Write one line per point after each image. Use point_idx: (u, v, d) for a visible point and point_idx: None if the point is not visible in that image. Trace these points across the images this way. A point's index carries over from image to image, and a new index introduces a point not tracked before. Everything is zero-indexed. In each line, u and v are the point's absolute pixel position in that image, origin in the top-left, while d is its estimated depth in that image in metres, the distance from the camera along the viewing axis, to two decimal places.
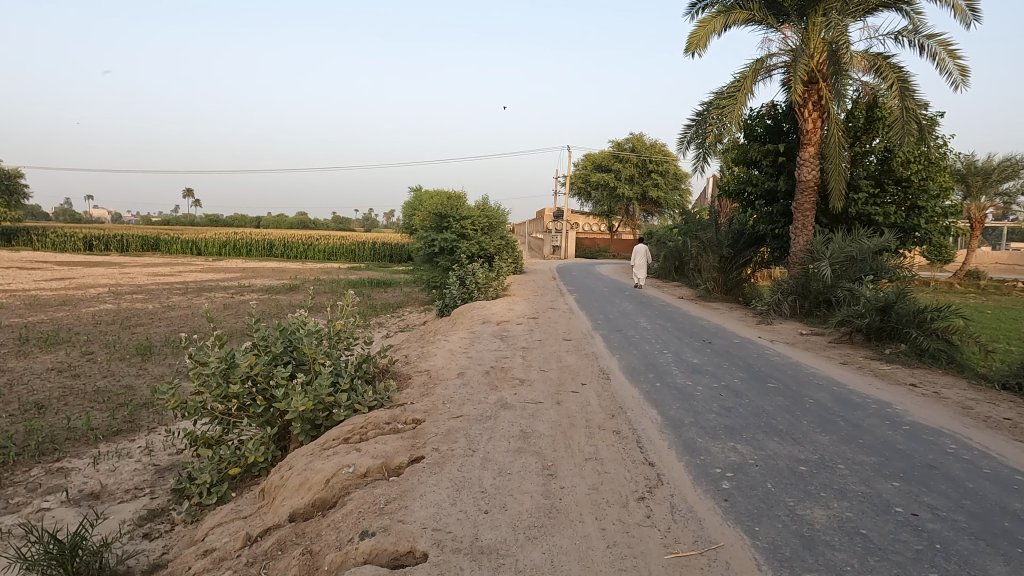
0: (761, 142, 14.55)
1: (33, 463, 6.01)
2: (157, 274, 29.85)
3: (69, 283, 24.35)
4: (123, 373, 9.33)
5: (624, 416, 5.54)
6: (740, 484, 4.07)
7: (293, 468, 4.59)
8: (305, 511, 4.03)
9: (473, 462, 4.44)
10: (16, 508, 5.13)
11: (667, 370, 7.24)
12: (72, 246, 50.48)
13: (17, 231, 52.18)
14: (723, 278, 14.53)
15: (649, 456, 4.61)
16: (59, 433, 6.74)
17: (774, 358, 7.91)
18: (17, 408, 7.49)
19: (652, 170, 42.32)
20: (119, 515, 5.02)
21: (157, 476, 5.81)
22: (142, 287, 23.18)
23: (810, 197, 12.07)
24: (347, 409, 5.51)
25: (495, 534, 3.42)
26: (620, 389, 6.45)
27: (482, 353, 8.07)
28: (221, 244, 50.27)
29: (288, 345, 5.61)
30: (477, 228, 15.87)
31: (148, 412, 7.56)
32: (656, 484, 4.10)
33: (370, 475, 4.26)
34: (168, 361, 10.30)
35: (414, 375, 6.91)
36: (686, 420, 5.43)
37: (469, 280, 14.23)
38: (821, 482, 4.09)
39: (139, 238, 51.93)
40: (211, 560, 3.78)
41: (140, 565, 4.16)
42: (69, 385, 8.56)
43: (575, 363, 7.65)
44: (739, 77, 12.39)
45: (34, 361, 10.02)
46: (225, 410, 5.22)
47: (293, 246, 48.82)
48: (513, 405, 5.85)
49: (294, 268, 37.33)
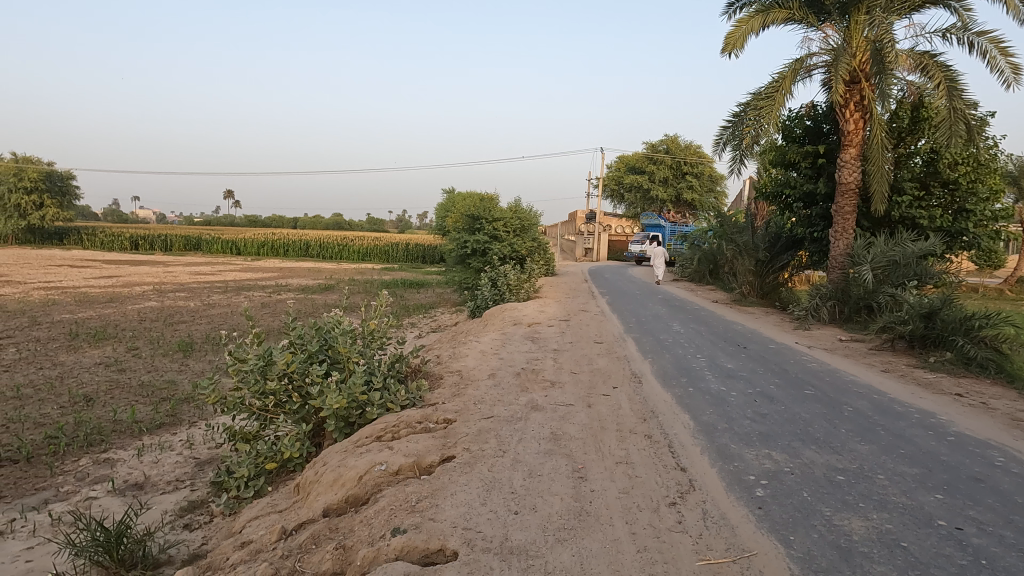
0: (799, 144, 14.13)
1: (81, 453, 6.26)
2: (198, 273, 31.01)
3: (118, 281, 25.40)
4: (166, 368, 9.67)
5: (656, 421, 5.49)
6: (774, 492, 4.01)
7: (327, 464, 4.69)
8: (338, 507, 4.11)
9: (503, 463, 4.46)
10: (66, 496, 5.35)
11: (700, 374, 7.16)
12: (119, 246, 52.56)
13: (68, 231, 54.47)
14: (758, 282, 14.39)
15: (680, 461, 4.57)
16: (105, 425, 7.01)
17: (812, 365, 7.73)
18: (67, 400, 7.82)
19: (686, 171, 42.05)
20: (161, 506, 5.19)
21: (197, 469, 6.00)
22: (183, 285, 24.07)
23: (850, 200, 11.72)
24: (379, 407, 5.58)
25: (524, 534, 3.43)
26: (652, 393, 6.40)
27: (514, 354, 8.12)
28: (259, 245, 51.63)
29: (323, 344, 5.73)
30: (509, 229, 15.95)
31: (189, 406, 7.82)
32: (688, 489, 4.06)
33: (402, 473, 4.33)
34: (208, 357, 10.65)
35: (445, 376, 6.97)
36: (719, 426, 5.35)
37: (500, 281, 14.24)
38: (859, 492, 3.99)
39: (182, 238, 53.69)
40: (249, 552, 3.87)
41: (180, 554, 4.30)
42: (116, 379, 8.92)
43: (606, 366, 7.63)
44: (776, 78, 12.23)
45: (83, 355, 10.44)
46: (262, 406, 5.38)
47: (329, 247, 49.93)
48: (545, 407, 5.86)
49: (328, 268, 38.01)
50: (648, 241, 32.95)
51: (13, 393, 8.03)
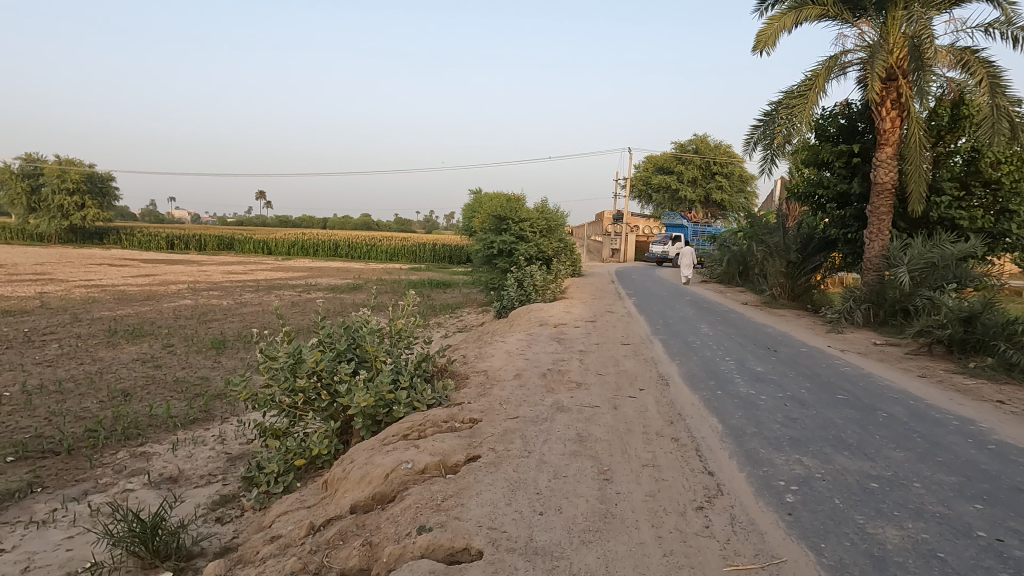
0: (833, 143, 13.80)
1: (119, 446, 6.45)
2: (230, 272, 31.70)
3: (155, 280, 26.10)
4: (199, 365, 9.90)
5: (683, 424, 5.43)
6: (805, 498, 3.93)
7: (354, 461, 4.75)
8: (365, 504, 4.16)
9: (528, 463, 4.46)
10: (104, 488, 5.52)
11: (728, 378, 7.05)
12: (156, 245, 54.05)
13: (108, 231, 56.22)
14: (790, 284, 14.22)
15: (708, 465, 4.51)
16: (142, 420, 7.22)
17: (845, 369, 7.55)
18: (106, 395, 8.06)
19: (716, 171, 41.50)
20: (194, 499, 5.32)
21: (228, 464, 6.13)
22: (216, 284, 24.65)
23: (886, 201, 11.43)
24: (406, 406, 5.63)
25: (549, 535, 3.43)
26: (679, 396, 6.33)
27: (540, 355, 8.11)
28: (289, 244, 52.54)
29: (352, 342, 5.81)
30: (536, 230, 15.95)
31: (222, 402, 8.00)
32: (715, 494, 4.00)
33: (427, 471, 4.36)
34: (239, 354, 10.88)
35: (471, 376, 7.01)
36: (748, 430, 5.26)
37: (527, 281, 14.24)
38: (894, 500, 3.88)
39: (215, 238, 54.92)
40: (278, 546, 3.94)
41: (212, 547, 4.40)
42: (152, 375, 9.17)
43: (633, 367, 7.58)
44: (810, 75, 12.00)
45: (121, 351, 10.76)
46: (292, 403, 5.47)
47: (357, 247, 50.56)
48: (570, 409, 5.84)
49: (356, 268, 38.50)
50: (669, 241, 32.55)
51: (55, 388, 8.31)
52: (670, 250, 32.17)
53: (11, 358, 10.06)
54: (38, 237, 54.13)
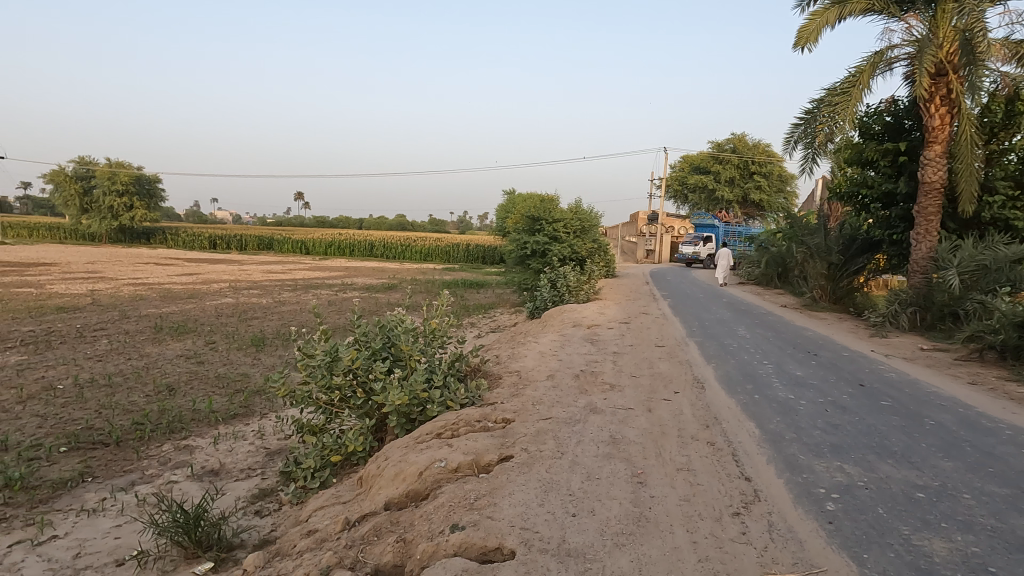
0: (878, 141, 13.36)
1: (164, 439, 6.67)
2: (270, 272, 32.50)
3: (198, 279, 26.94)
4: (240, 362, 10.18)
5: (719, 427, 5.34)
6: (847, 507, 3.81)
7: (389, 459, 4.81)
8: (399, 501, 4.21)
9: (561, 464, 4.45)
10: (150, 479, 5.72)
11: (766, 382, 6.90)
12: (199, 245, 55.75)
13: (154, 231, 58.23)
14: (831, 286, 13.90)
15: (745, 470, 4.42)
16: (186, 414, 7.46)
17: (890, 374, 7.31)
18: (152, 389, 8.36)
19: (754, 171, 40.66)
20: (235, 492, 5.48)
21: (267, 459, 6.28)
22: (257, 283, 25.29)
23: (935, 200, 11.02)
24: (439, 405, 5.68)
25: (582, 537, 3.41)
26: (715, 399, 6.22)
27: (573, 356, 8.09)
28: (327, 244, 53.55)
29: (387, 341, 5.89)
30: (569, 230, 15.89)
31: (261, 398, 8.21)
32: (752, 500, 3.92)
33: (460, 470, 4.39)
34: (278, 352, 11.14)
35: (504, 376, 7.03)
36: (787, 436, 5.14)
37: (560, 282, 14.20)
38: (941, 511, 3.74)
39: (255, 238, 56.33)
40: (314, 540, 4.02)
41: (251, 539, 4.51)
42: (195, 371, 9.46)
43: (667, 370, 7.48)
44: (854, 72, 11.65)
45: (167, 348, 11.14)
46: (328, 400, 5.57)
47: (392, 247, 51.22)
48: (604, 410, 5.80)
49: (391, 268, 39.00)
50: (700, 242, 32.13)
51: (105, 381, 8.65)
52: (701, 251, 31.61)
53: (65, 353, 10.52)
54: (90, 237, 56.41)
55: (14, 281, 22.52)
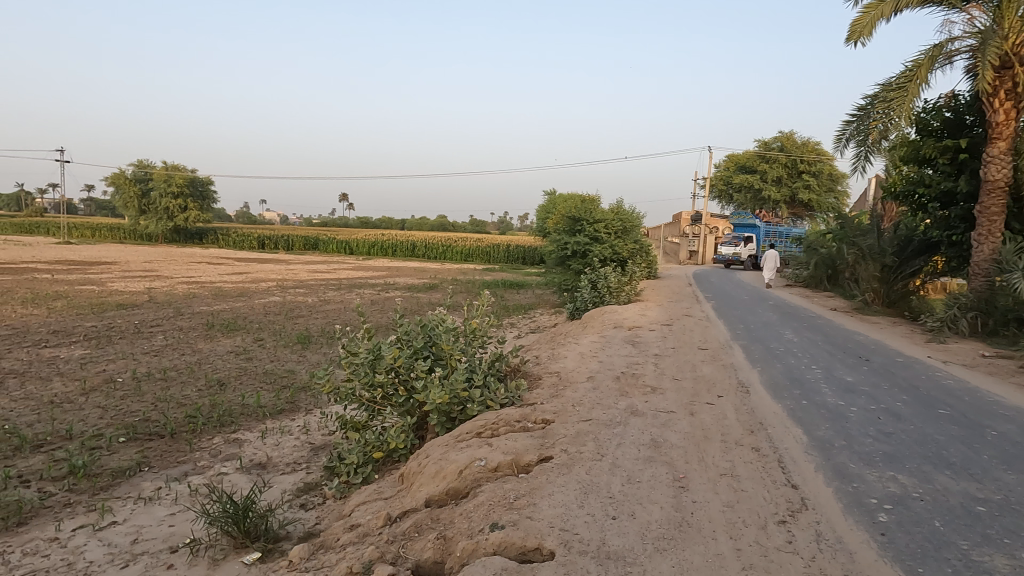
0: (937, 138, 12.78)
1: (215, 432, 6.92)
2: (316, 271, 33.31)
3: (247, 277, 27.85)
4: (286, 359, 10.47)
5: (765, 433, 5.21)
6: (900, 519, 3.67)
7: (429, 456, 4.87)
8: (439, 498, 4.26)
9: (601, 466, 4.41)
10: (202, 470, 5.94)
11: (815, 387, 6.69)
12: (249, 245, 57.55)
13: (207, 231, 60.40)
14: (885, 289, 13.44)
15: (792, 477, 4.30)
16: (236, 408, 7.72)
17: (948, 382, 6.99)
18: (204, 384, 8.68)
19: (803, 170, 39.49)
20: (281, 485, 5.64)
21: (312, 453, 6.44)
22: (303, 282, 25.94)
23: (998, 199, 10.49)
24: (479, 404, 5.71)
25: (622, 540, 3.38)
26: (761, 404, 6.07)
27: (613, 358, 8.01)
28: (370, 245, 54.52)
29: (428, 341, 5.96)
30: (611, 231, 15.76)
31: (306, 395, 8.42)
32: (799, 508, 3.81)
33: (500, 469, 4.41)
34: (323, 349, 11.41)
35: (544, 376, 7.02)
36: (837, 443, 4.97)
37: (601, 283, 14.09)
38: (1003, 527, 3.56)
39: (302, 238, 57.77)
40: (357, 534, 4.11)
41: (297, 531, 4.64)
42: (244, 367, 9.77)
43: (711, 373, 7.34)
44: (910, 66, 11.19)
45: (218, 344, 11.54)
46: (371, 398, 5.68)
47: (433, 248, 51.78)
48: (644, 413, 5.73)
49: (432, 268, 39.43)
50: (740, 242, 31.14)
51: (161, 376, 9.03)
52: (742, 251, 30.80)
53: (124, 347, 11.03)
54: (147, 237, 58.94)
55: (78, 279, 23.73)
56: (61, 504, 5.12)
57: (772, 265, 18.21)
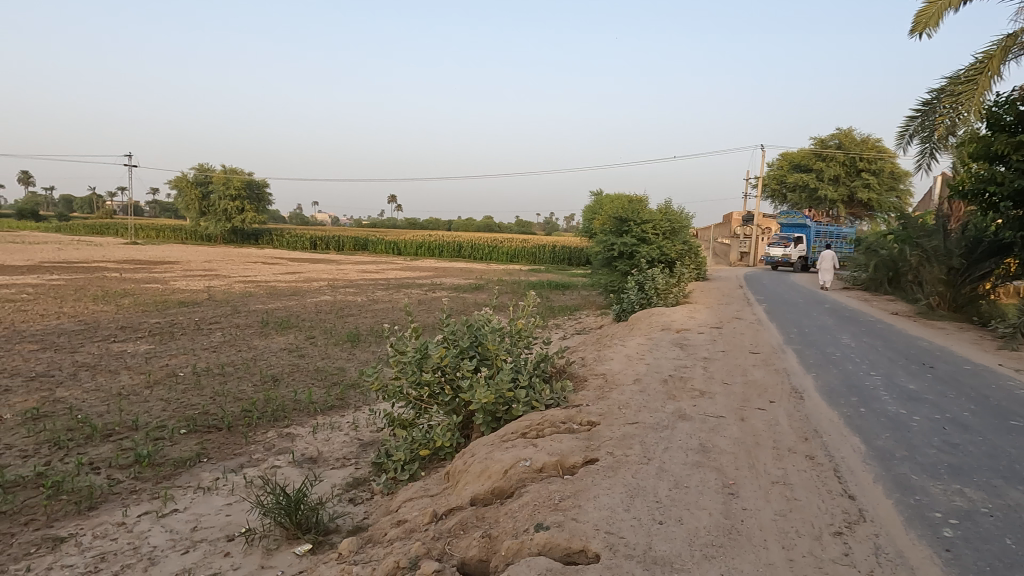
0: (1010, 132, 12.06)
1: (269, 426, 7.17)
2: (365, 271, 34.03)
3: (300, 277, 28.68)
4: (336, 356, 10.74)
5: (820, 441, 5.03)
6: (967, 535, 3.48)
7: (475, 455, 4.91)
8: (485, 497, 4.28)
9: (648, 470, 4.35)
10: (257, 463, 6.16)
11: (874, 394, 6.41)
12: (301, 245, 59.29)
13: (262, 232, 62.53)
14: (952, 293, 12.86)
15: (849, 487, 4.14)
16: (289, 404, 7.97)
17: (1021, 391, 6.58)
18: (259, 379, 9.01)
19: (862, 169, 37.95)
20: (331, 479, 5.79)
21: (361, 449, 6.59)
22: (353, 282, 26.56)
23: None
24: (525, 405, 5.72)
25: (669, 545, 3.33)
26: (816, 411, 5.86)
27: (661, 360, 7.89)
28: (417, 245, 55.31)
29: (474, 340, 6.01)
30: (659, 232, 15.53)
31: (355, 392, 8.62)
32: (857, 520, 3.66)
33: (545, 470, 4.41)
34: (371, 347, 11.65)
35: (590, 378, 6.97)
36: (898, 454, 4.75)
37: (648, 284, 13.89)
38: None
39: (352, 239, 59.10)
40: (404, 530, 4.18)
41: (346, 525, 4.76)
42: (297, 364, 10.07)
43: (762, 378, 7.13)
44: (980, 58, 10.63)
45: (272, 341, 11.94)
46: (418, 396, 5.77)
47: (479, 248, 52.13)
48: (693, 417, 5.62)
49: (478, 269, 39.70)
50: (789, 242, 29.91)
51: (219, 371, 9.41)
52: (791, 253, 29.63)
53: (185, 343, 11.54)
54: (207, 237, 61.51)
55: (144, 277, 24.97)
56: (128, 491, 5.40)
57: (827, 266, 17.60)
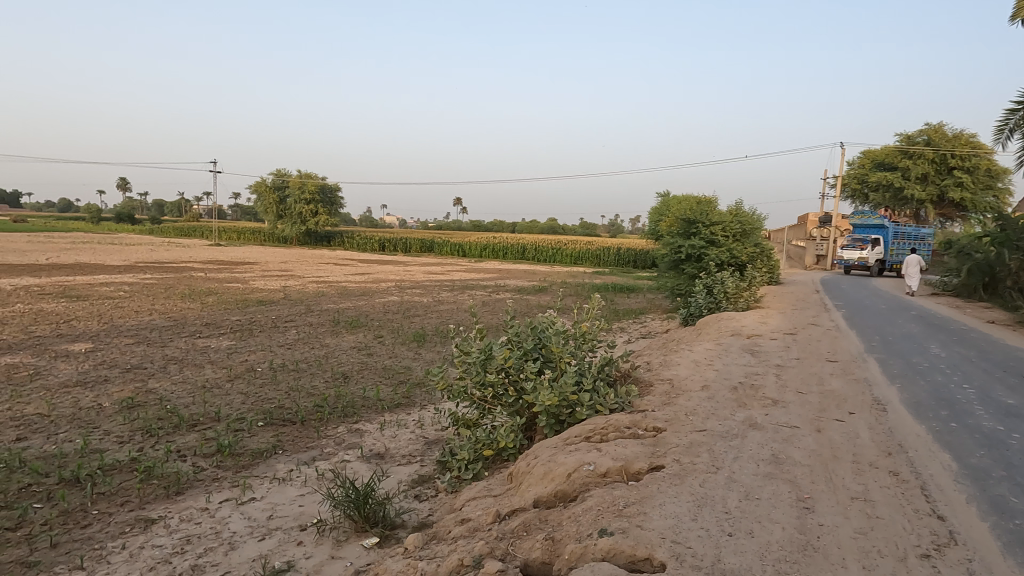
0: None
1: (339, 421, 7.44)
2: (431, 272, 34.72)
3: (369, 278, 29.58)
4: (403, 356, 11.01)
5: (905, 457, 4.72)
6: None
7: (538, 458, 4.91)
8: (548, 500, 4.28)
9: (716, 479, 4.22)
10: (328, 456, 6.41)
11: (967, 409, 5.96)
12: (371, 247, 61.19)
13: (335, 235, 64.96)
14: None
15: (938, 507, 3.87)
16: (358, 400, 8.24)
17: None
18: (331, 376, 9.37)
19: (954, 166, 35.43)
20: (398, 475, 5.94)
21: (426, 447, 6.73)
22: (420, 283, 27.16)
23: None
24: (589, 408, 5.68)
25: (738, 559, 3.22)
26: (900, 424, 5.51)
27: (730, 366, 7.64)
28: (481, 247, 55.92)
29: (538, 342, 6.02)
30: (728, 234, 15.06)
31: (421, 391, 8.81)
32: (947, 543, 3.42)
33: (610, 475, 4.36)
34: (436, 348, 11.87)
35: (656, 383, 6.83)
36: (994, 473, 4.40)
37: (717, 288, 13.48)
38: None
39: (419, 241, 60.44)
40: (468, 528, 4.23)
41: (411, 520, 4.87)
42: (366, 362, 10.40)
43: (841, 387, 6.78)
44: None
45: (343, 340, 12.38)
46: (482, 396, 5.84)
47: (543, 251, 52.14)
48: (764, 426, 5.41)
49: (542, 271, 39.69)
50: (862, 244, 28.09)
51: (293, 367, 9.85)
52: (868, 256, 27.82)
53: (263, 340, 12.15)
54: (284, 239, 64.51)
55: (227, 277, 26.47)
56: (210, 478, 5.74)
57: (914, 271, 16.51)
